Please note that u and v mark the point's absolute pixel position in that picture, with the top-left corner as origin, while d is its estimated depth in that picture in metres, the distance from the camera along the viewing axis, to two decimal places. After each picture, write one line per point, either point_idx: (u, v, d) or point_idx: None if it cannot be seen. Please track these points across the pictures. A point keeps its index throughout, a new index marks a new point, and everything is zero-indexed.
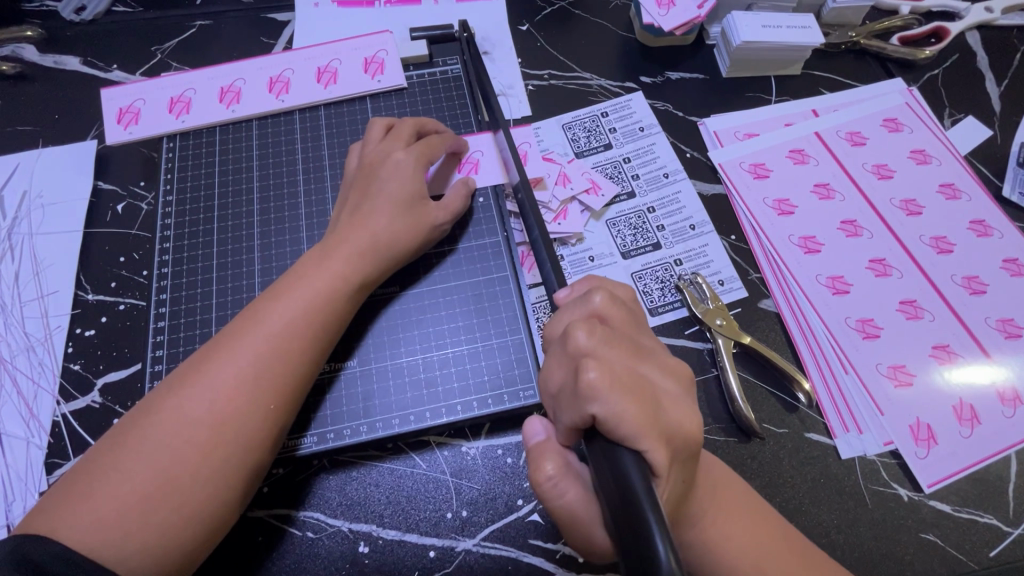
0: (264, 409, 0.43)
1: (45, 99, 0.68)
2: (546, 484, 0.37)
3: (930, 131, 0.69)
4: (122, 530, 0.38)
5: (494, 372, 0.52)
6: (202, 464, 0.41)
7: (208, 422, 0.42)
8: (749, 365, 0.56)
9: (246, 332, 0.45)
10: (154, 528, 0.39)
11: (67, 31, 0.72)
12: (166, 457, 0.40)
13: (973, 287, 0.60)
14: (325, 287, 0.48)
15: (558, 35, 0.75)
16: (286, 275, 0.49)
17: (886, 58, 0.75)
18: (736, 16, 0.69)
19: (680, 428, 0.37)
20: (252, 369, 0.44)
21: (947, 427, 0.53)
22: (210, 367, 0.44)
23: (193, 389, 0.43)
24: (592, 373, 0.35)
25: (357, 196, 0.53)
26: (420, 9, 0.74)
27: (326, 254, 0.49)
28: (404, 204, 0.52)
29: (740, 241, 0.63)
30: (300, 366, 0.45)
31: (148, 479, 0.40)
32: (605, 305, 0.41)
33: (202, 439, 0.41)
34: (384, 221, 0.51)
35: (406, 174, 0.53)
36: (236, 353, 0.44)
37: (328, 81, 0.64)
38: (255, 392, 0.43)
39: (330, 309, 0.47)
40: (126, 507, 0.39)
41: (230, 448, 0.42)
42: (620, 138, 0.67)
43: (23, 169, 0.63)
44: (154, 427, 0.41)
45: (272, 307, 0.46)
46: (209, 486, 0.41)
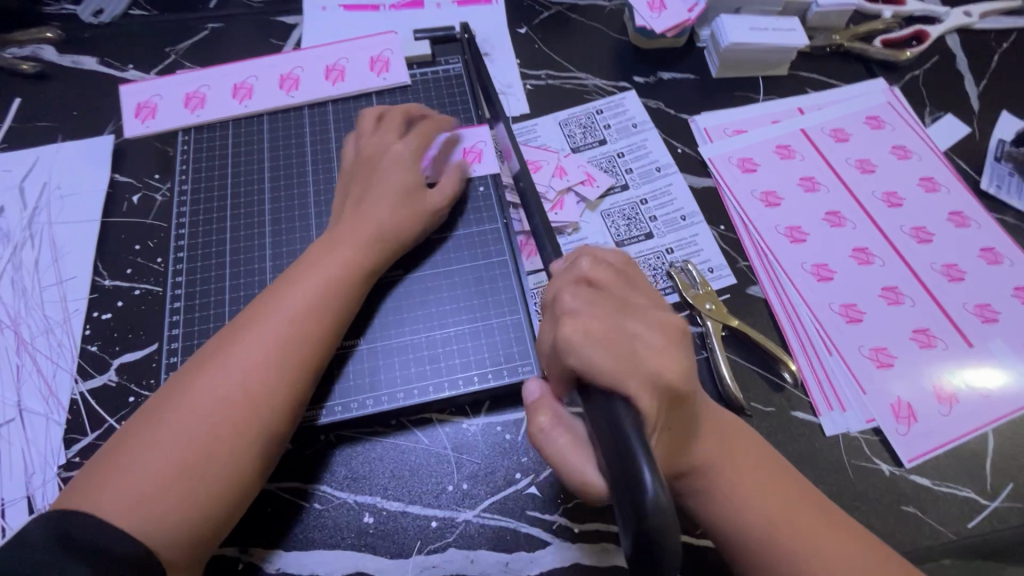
0: (287, 386, 0.46)
1: (63, 96, 0.71)
2: (539, 435, 0.40)
3: (911, 128, 0.72)
4: (154, 504, 0.40)
5: (494, 349, 0.54)
6: (228, 440, 0.43)
7: (236, 399, 0.44)
8: (738, 348, 0.59)
9: (263, 318, 0.47)
10: (188, 499, 0.41)
11: (85, 32, 0.75)
12: (197, 433, 0.43)
13: (952, 274, 0.62)
14: (338, 273, 0.50)
15: (555, 37, 0.78)
16: (298, 262, 0.52)
17: (869, 60, 0.78)
18: (724, 19, 0.72)
19: (664, 370, 0.38)
20: (272, 351, 0.46)
21: (927, 406, 0.56)
22: (232, 350, 0.46)
23: (218, 369, 0.45)
24: (569, 330, 0.38)
25: (358, 188, 0.55)
26: (423, 12, 0.78)
27: (335, 242, 0.52)
28: (406, 190, 0.55)
29: (728, 231, 0.65)
30: (316, 348, 0.48)
31: (176, 457, 0.42)
32: (590, 268, 0.44)
33: (232, 415, 0.44)
34: (387, 207, 0.54)
35: (405, 164, 0.56)
36: (257, 335, 0.46)
37: (336, 78, 0.67)
38: (275, 373, 0.46)
39: (344, 292, 0.50)
40: (157, 483, 0.41)
41: (256, 422, 0.44)
42: (614, 134, 0.71)
43: (43, 162, 0.66)
44: (183, 406, 0.44)
45: (289, 293, 0.49)
46: (238, 458, 0.43)
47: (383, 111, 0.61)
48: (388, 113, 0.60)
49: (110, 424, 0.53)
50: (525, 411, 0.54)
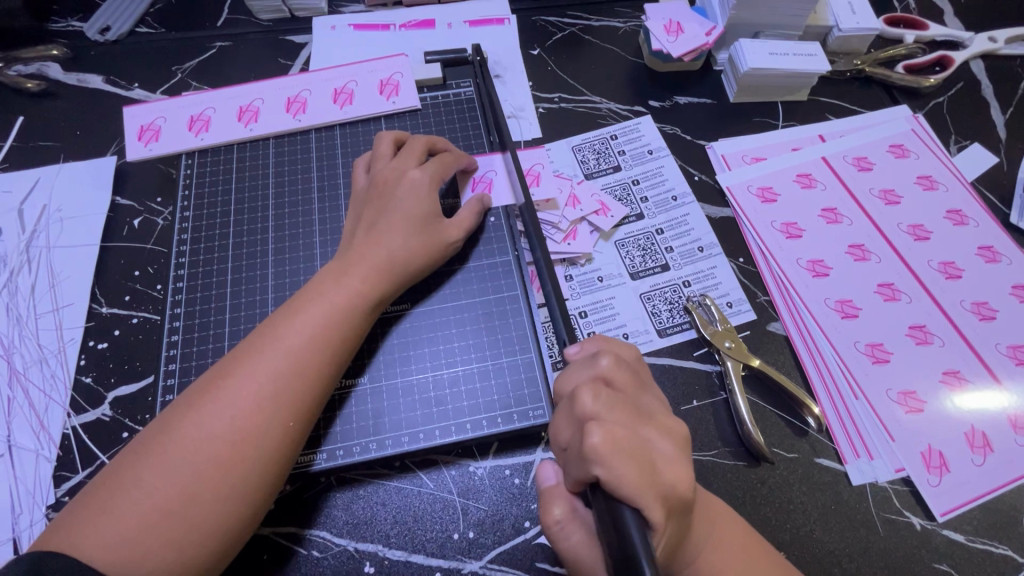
0: (283, 427, 0.44)
1: (67, 115, 0.70)
2: (554, 529, 0.39)
3: (936, 157, 0.70)
4: (142, 546, 0.38)
5: (504, 391, 0.51)
6: (221, 481, 0.41)
7: (228, 439, 0.42)
8: (758, 389, 0.56)
9: (265, 348, 0.45)
10: (171, 547, 0.39)
11: (91, 50, 0.74)
12: (186, 475, 0.40)
13: (983, 313, 0.60)
14: (344, 304, 0.48)
15: (568, 59, 0.77)
16: (304, 291, 0.50)
17: (891, 86, 0.76)
18: (743, 43, 0.70)
19: (678, 485, 0.36)
20: (271, 386, 0.44)
21: (960, 454, 0.53)
22: (230, 383, 0.44)
23: (215, 405, 0.43)
24: (593, 438, 0.35)
25: (372, 213, 0.53)
26: (435, 34, 0.76)
27: (343, 272, 0.50)
28: (420, 223, 0.53)
29: (748, 264, 0.63)
30: (317, 383, 0.46)
31: (167, 497, 0.40)
32: (609, 367, 0.41)
33: (222, 457, 0.41)
34: (401, 240, 0.52)
35: (421, 194, 0.54)
36: (256, 369, 0.44)
37: (344, 102, 0.65)
38: (273, 410, 0.43)
39: (349, 325, 0.48)
40: (146, 523, 0.39)
41: (248, 465, 0.42)
42: (629, 160, 0.68)
43: (44, 184, 0.65)
44: (176, 443, 0.41)
45: (291, 323, 0.47)
46: (226, 504, 0.41)
47: (402, 137, 0.59)
48: (408, 141, 0.58)
49: (102, 461, 0.51)
50: (536, 455, 0.51)
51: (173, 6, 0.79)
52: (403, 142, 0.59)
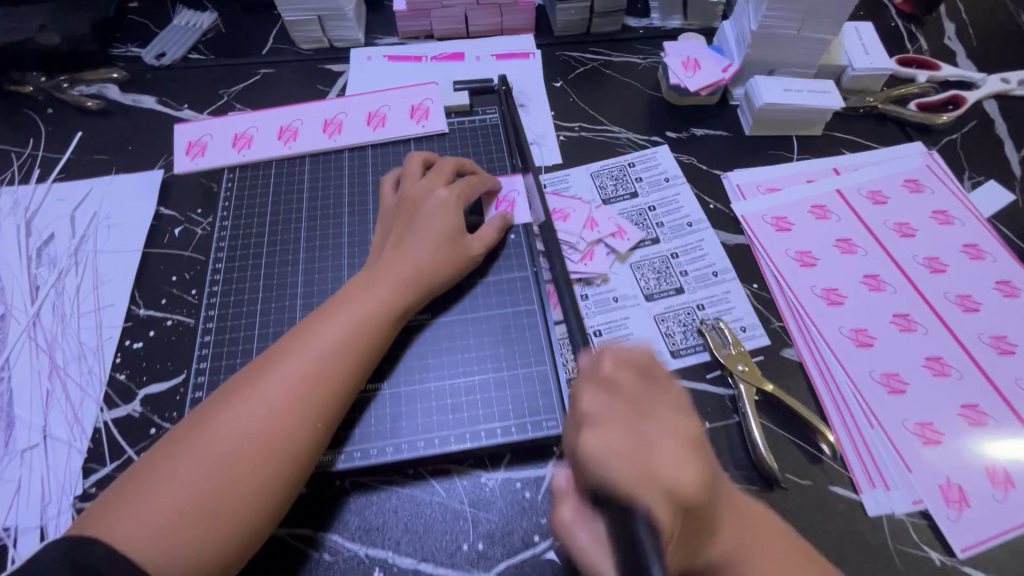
0: (309, 427, 0.45)
1: (121, 132, 0.75)
2: (564, 528, 0.41)
3: (952, 193, 0.71)
4: (172, 538, 0.40)
5: (519, 401, 0.52)
6: (249, 477, 0.43)
7: (258, 437, 0.44)
8: (772, 414, 0.56)
9: (296, 352, 0.47)
10: (199, 540, 0.40)
11: (147, 74, 0.81)
12: (218, 470, 0.42)
13: (1001, 347, 0.59)
14: (372, 312, 0.50)
15: (589, 91, 0.80)
16: (334, 299, 0.52)
17: (905, 123, 0.78)
18: (759, 80, 0.73)
19: (687, 484, 0.34)
20: (301, 387, 0.46)
21: (980, 489, 0.52)
22: (262, 383, 0.46)
23: (246, 403, 0.45)
24: (591, 440, 0.36)
25: (400, 229, 0.56)
26: (463, 65, 0.81)
27: (371, 282, 0.52)
28: (447, 237, 0.56)
29: (762, 290, 0.64)
30: (344, 387, 0.48)
31: (197, 491, 0.41)
32: (612, 369, 0.41)
33: (253, 455, 0.43)
34: (428, 253, 0.54)
35: (447, 211, 0.57)
36: (287, 370, 0.46)
37: (377, 124, 0.69)
38: (301, 410, 0.45)
39: (375, 333, 0.50)
40: (176, 515, 0.40)
41: (274, 463, 0.44)
42: (646, 187, 0.71)
43: (95, 193, 0.69)
44: (209, 439, 0.43)
45: (322, 329, 0.49)
46: (253, 500, 0.42)
47: (430, 158, 0.62)
48: (436, 162, 0.61)
49: (130, 455, 0.53)
50: (546, 469, 0.52)
51: (224, 36, 0.85)
52: (431, 163, 0.62)
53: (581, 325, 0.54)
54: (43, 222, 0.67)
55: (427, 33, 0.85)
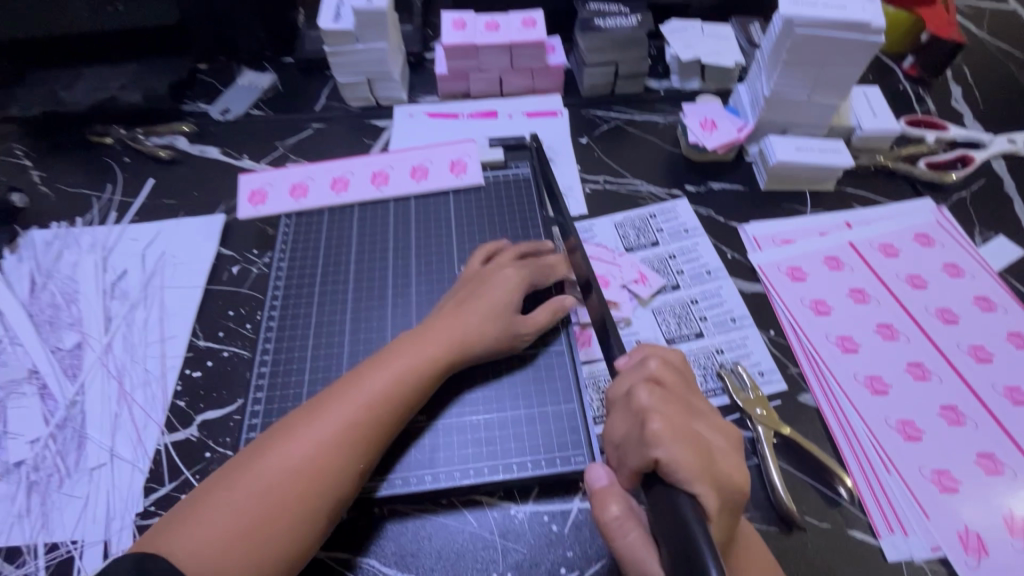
0: (354, 467, 0.49)
1: (189, 179, 0.84)
2: (611, 525, 0.44)
3: (961, 247, 0.74)
4: (224, 562, 0.44)
5: (548, 437, 0.56)
6: (297, 509, 0.46)
7: (306, 470, 0.48)
8: (790, 457, 0.58)
9: (349, 395, 0.52)
10: (248, 566, 0.44)
11: (213, 127, 0.90)
12: (268, 502, 0.46)
13: (1015, 397, 0.61)
14: (421, 365, 0.55)
15: (613, 147, 0.87)
16: (387, 348, 0.57)
17: (914, 180, 0.82)
18: (772, 140, 0.79)
19: (734, 478, 0.42)
20: (350, 429, 0.50)
21: (999, 538, 0.53)
22: (316, 422, 0.50)
23: (300, 440, 0.49)
24: (655, 426, 0.42)
25: (461, 298, 0.60)
26: (496, 122, 0.89)
27: (422, 337, 0.57)
28: (501, 313, 0.59)
29: (778, 336, 0.67)
30: (387, 431, 0.52)
31: (249, 520, 0.45)
32: (658, 369, 0.48)
33: (299, 485, 0.47)
34: (479, 324, 0.58)
35: (508, 289, 0.60)
36: (337, 409, 0.51)
37: (420, 177, 0.76)
38: (348, 451, 0.49)
39: (421, 384, 0.54)
40: (229, 540, 0.44)
41: (319, 498, 0.47)
42: (666, 237, 0.76)
43: (163, 234, 0.77)
44: (264, 470, 0.47)
45: (373, 376, 0.53)
46: (298, 532, 0.46)
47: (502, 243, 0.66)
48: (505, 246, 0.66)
49: (187, 476, 0.57)
50: (573, 503, 0.55)
51: (282, 94, 0.95)
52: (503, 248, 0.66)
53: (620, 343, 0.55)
54: (116, 259, 0.74)
55: (464, 92, 0.93)
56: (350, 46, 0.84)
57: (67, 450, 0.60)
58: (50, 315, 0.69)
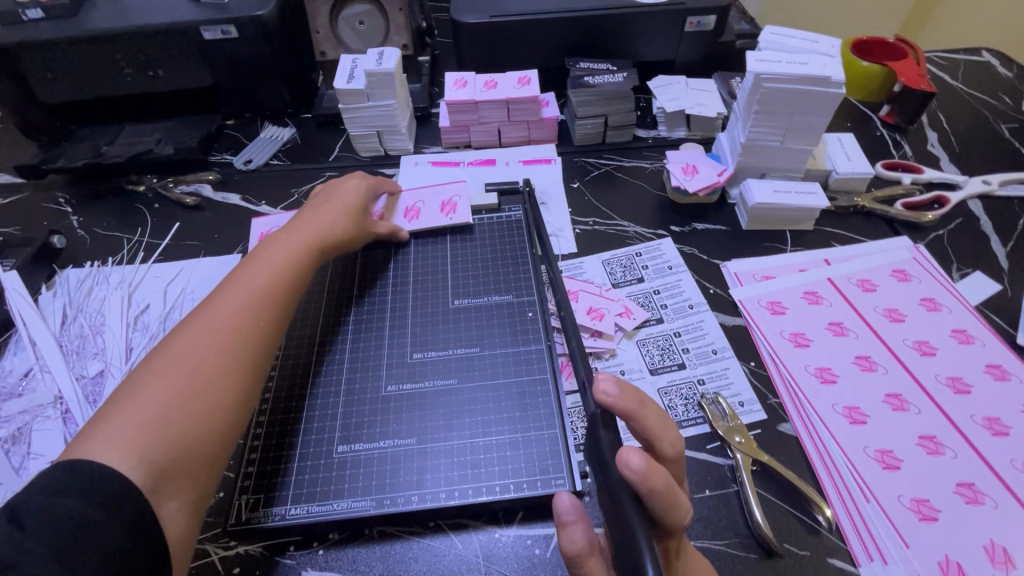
0: (260, 323, 0.58)
1: (210, 223, 0.91)
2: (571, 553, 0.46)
3: (939, 283, 0.77)
4: (159, 417, 0.48)
5: (531, 461, 0.58)
6: (218, 360, 0.53)
7: (212, 347, 0.54)
8: (770, 485, 0.60)
9: (237, 279, 0.61)
10: (186, 414, 0.49)
11: (236, 176, 0.98)
12: (191, 359, 0.52)
13: (995, 428, 0.62)
14: (299, 250, 0.67)
15: (602, 191, 0.93)
16: (262, 249, 0.67)
17: (892, 220, 0.86)
18: (750, 182, 0.84)
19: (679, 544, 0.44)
20: (252, 298, 0.59)
21: (980, 568, 0.53)
22: (212, 305, 0.58)
23: (203, 318, 0.57)
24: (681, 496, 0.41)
25: (309, 209, 0.74)
26: (494, 169, 0.96)
27: (289, 238, 0.68)
28: (357, 210, 0.75)
29: (759, 368, 0.70)
30: (285, 297, 0.62)
31: (176, 380, 0.50)
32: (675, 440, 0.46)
33: (212, 362, 0.53)
34: (342, 221, 0.73)
35: (353, 194, 0.76)
36: (228, 299, 0.59)
37: (412, 217, 0.82)
38: (253, 312, 0.58)
39: (303, 263, 0.66)
40: (161, 400, 0.49)
41: (238, 347, 0.55)
42: (651, 274, 0.80)
43: (185, 272, 0.83)
44: (173, 345, 0.54)
45: (259, 265, 0.64)
46: (227, 379, 0.53)
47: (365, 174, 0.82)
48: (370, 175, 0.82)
49: None
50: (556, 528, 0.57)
51: (299, 146, 1.04)
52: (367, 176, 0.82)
53: (584, 353, 0.59)
54: (141, 295, 0.81)
55: (466, 143, 1.01)
56: (362, 103, 0.92)
57: None
58: (77, 345, 0.75)
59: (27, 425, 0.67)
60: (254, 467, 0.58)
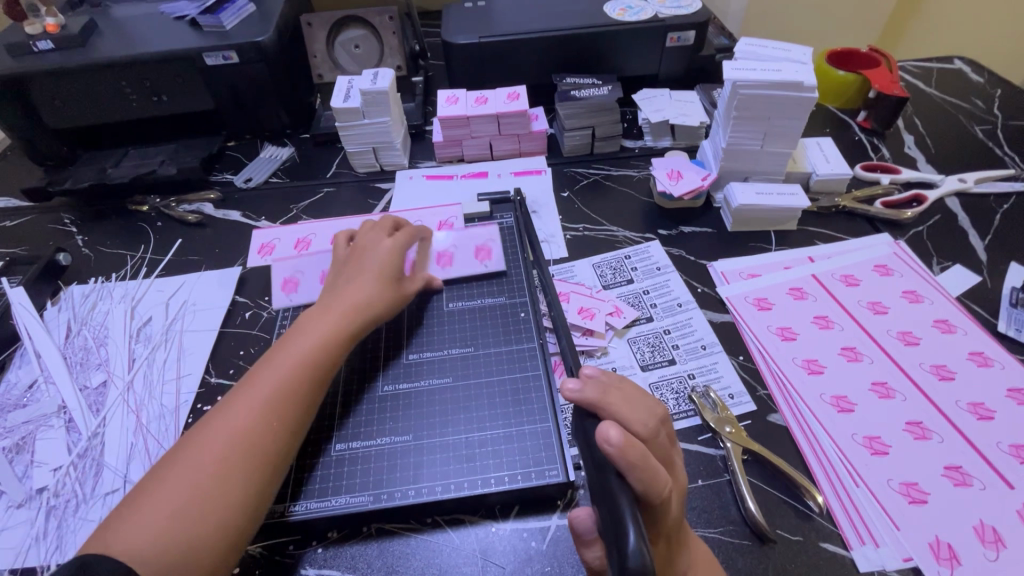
0: (278, 429, 0.53)
1: (211, 239, 0.94)
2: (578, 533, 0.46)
3: (919, 276, 0.79)
4: (165, 542, 0.44)
5: (525, 454, 0.59)
6: (231, 475, 0.49)
7: (226, 461, 0.49)
8: (760, 473, 0.61)
9: (266, 372, 0.56)
10: (191, 540, 0.45)
11: (236, 194, 1.01)
12: (205, 476, 0.48)
13: (980, 413, 0.63)
14: (331, 334, 0.61)
15: (591, 199, 0.96)
16: (297, 328, 0.62)
17: (873, 218, 0.89)
18: (734, 186, 0.86)
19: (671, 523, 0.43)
20: (275, 397, 0.54)
21: (969, 547, 0.54)
22: (235, 403, 0.53)
23: (225, 419, 0.52)
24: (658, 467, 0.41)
25: (347, 272, 0.69)
26: (486, 181, 0.99)
27: (321, 318, 0.62)
28: (391, 279, 0.69)
29: (747, 361, 0.71)
30: (308, 397, 0.56)
31: (187, 498, 0.47)
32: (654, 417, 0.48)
33: (228, 479, 0.49)
34: (374, 292, 0.66)
35: (388, 257, 0.70)
36: (251, 398, 0.54)
37: (446, 231, 0.84)
38: (273, 416, 0.53)
39: (333, 351, 0.60)
40: (167, 524, 0.45)
41: (253, 460, 0.51)
42: (640, 275, 0.82)
43: (186, 285, 0.86)
44: (191, 452, 0.50)
45: (287, 352, 0.58)
46: (239, 497, 0.49)
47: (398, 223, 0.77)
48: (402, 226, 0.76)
49: None
50: (552, 520, 0.57)
51: (298, 165, 1.07)
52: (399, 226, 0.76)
53: (575, 353, 0.62)
54: (143, 308, 0.83)
55: (458, 157, 1.04)
56: (357, 121, 0.96)
57: (85, 477, 0.64)
58: (81, 357, 0.77)
59: (31, 434, 0.68)
60: None
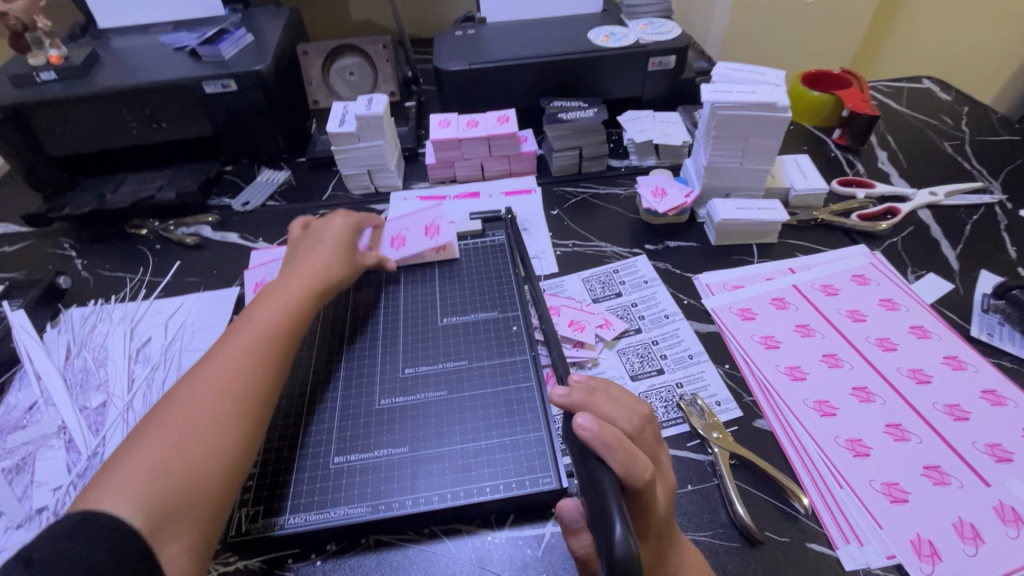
0: (257, 371, 0.59)
1: (209, 261, 0.96)
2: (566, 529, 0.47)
3: (896, 285, 0.82)
4: (166, 465, 0.49)
5: (520, 462, 0.61)
6: (221, 406, 0.55)
7: (213, 396, 0.55)
8: (748, 478, 0.62)
9: (238, 330, 0.63)
10: (191, 460, 0.51)
11: (234, 217, 1.04)
12: (195, 410, 0.54)
13: (956, 414, 0.66)
14: (294, 298, 0.68)
15: (580, 216, 0.99)
16: (263, 298, 0.69)
17: (850, 231, 0.92)
18: (715, 202, 0.90)
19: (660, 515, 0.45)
20: (252, 346, 0.61)
21: (949, 543, 0.56)
22: (214, 356, 0.60)
23: (207, 368, 0.58)
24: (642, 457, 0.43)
25: (303, 252, 0.77)
26: (478, 201, 1.02)
27: (285, 287, 0.70)
28: (346, 252, 0.78)
29: (733, 370, 0.74)
30: (282, 343, 0.63)
31: (181, 430, 0.52)
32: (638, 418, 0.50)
33: (220, 410, 0.55)
34: (332, 264, 0.75)
35: (341, 235, 0.79)
36: (229, 349, 0.60)
37: (398, 245, 0.85)
38: (252, 359, 0.60)
39: (299, 307, 0.68)
40: (165, 452, 0.50)
41: (239, 395, 0.57)
42: (628, 288, 0.85)
43: (185, 306, 0.87)
44: (179, 398, 0.55)
45: (258, 315, 0.65)
46: (229, 423, 0.55)
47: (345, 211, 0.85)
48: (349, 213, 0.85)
49: None
50: (546, 528, 0.59)
51: (294, 188, 1.10)
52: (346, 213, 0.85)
53: (565, 363, 0.64)
54: (143, 329, 0.84)
55: (451, 178, 1.08)
56: (353, 145, 0.99)
57: None
58: (81, 378, 0.78)
59: (31, 455, 0.69)
60: (252, 484, 0.60)
